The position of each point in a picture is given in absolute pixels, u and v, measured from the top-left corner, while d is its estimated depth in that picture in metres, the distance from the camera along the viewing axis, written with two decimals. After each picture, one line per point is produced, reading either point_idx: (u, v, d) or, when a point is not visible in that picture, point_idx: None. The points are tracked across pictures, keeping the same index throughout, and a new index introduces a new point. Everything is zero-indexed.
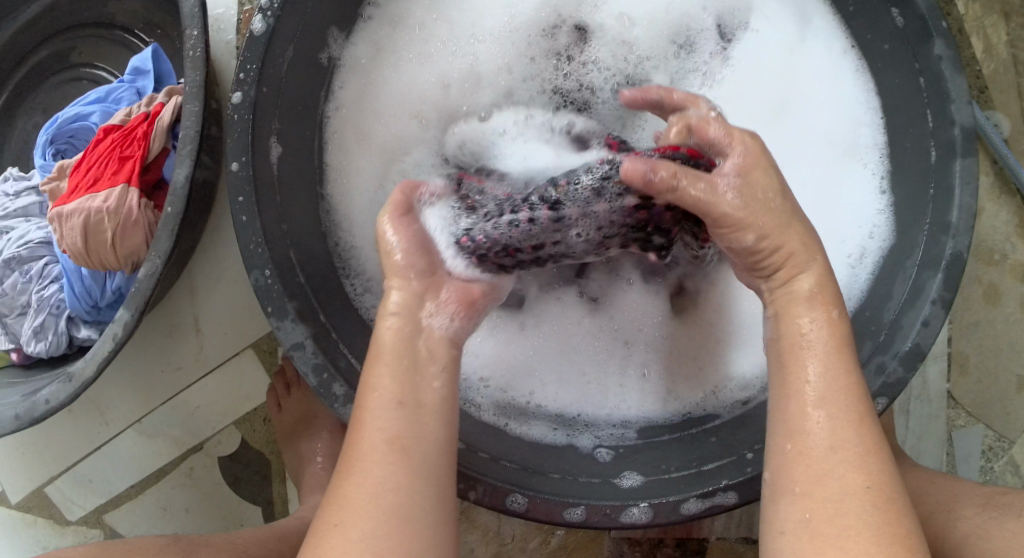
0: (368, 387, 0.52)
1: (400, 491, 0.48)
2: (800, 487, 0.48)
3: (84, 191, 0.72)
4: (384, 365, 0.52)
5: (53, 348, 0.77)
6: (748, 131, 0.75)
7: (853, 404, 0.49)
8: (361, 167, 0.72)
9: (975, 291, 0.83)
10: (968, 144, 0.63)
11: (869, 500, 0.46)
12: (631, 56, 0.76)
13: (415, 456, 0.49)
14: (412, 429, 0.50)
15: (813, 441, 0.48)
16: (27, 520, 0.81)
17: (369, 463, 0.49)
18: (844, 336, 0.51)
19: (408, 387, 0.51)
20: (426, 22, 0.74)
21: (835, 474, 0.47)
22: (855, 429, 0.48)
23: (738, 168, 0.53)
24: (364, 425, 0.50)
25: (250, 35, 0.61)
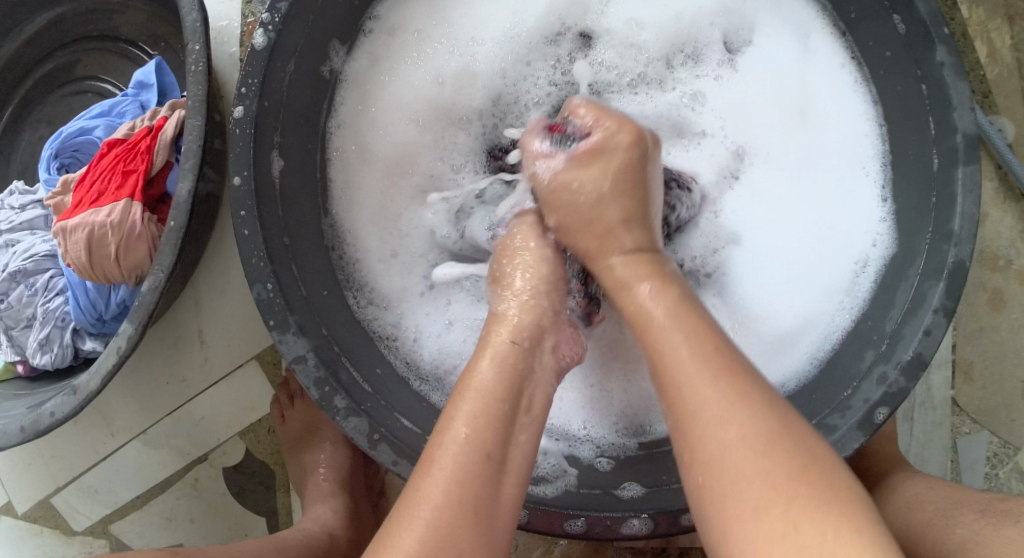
0: (450, 431, 0.49)
1: (462, 550, 0.44)
2: (687, 458, 0.47)
3: (88, 205, 0.73)
4: (472, 418, 0.49)
5: (58, 360, 0.78)
6: (756, 139, 0.74)
7: (707, 361, 0.48)
8: (365, 181, 0.72)
9: (980, 297, 0.83)
10: (972, 152, 0.62)
11: (750, 456, 0.44)
12: (643, 67, 0.76)
13: (485, 517, 0.46)
14: (491, 480, 0.47)
15: (682, 409, 0.47)
16: (34, 531, 0.82)
17: (437, 512, 0.45)
18: (681, 303, 0.52)
19: (500, 439, 0.49)
20: (425, 35, 0.74)
21: (711, 440, 0.45)
22: (719, 387, 0.46)
23: (573, 161, 0.58)
24: (437, 468, 0.47)
25: (251, 50, 0.61)
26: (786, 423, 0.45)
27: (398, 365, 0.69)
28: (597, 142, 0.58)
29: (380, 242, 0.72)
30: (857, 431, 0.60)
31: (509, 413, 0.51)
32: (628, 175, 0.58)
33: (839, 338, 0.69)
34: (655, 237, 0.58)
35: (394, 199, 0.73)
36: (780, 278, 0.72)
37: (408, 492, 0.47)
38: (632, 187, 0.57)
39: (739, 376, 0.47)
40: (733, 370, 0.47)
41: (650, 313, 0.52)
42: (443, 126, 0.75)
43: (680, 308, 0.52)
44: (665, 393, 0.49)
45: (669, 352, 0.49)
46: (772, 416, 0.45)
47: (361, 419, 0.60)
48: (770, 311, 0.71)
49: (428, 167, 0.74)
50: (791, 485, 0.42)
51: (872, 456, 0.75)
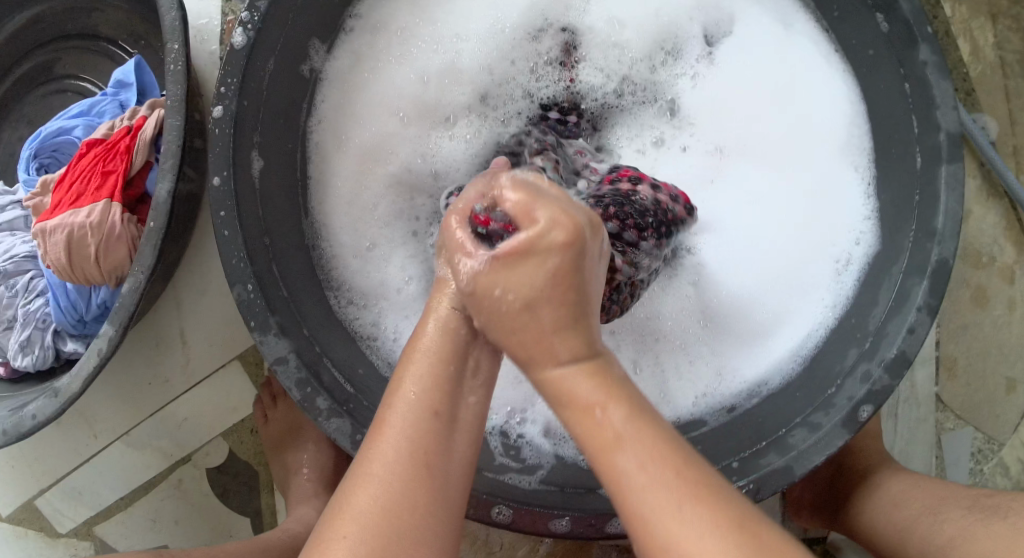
0: (400, 390, 0.47)
1: (416, 507, 0.44)
2: (648, 556, 0.43)
3: (67, 206, 0.72)
4: (419, 377, 0.47)
5: (40, 362, 0.77)
6: (737, 138, 0.75)
7: (652, 449, 0.43)
8: (347, 180, 0.72)
9: (964, 294, 0.83)
10: (955, 150, 0.62)
11: (711, 542, 0.41)
12: (624, 66, 0.77)
13: (437, 474, 0.45)
14: (443, 436, 0.46)
15: (629, 497, 0.43)
16: (18, 533, 0.81)
17: (391, 468, 0.45)
18: (637, 402, 0.44)
19: (450, 393, 0.47)
20: (408, 32, 0.73)
21: (662, 530, 0.42)
22: (664, 471, 0.43)
23: (496, 260, 0.44)
24: (389, 428, 0.46)
25: (230, 49, 0.60)
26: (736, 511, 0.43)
27: (380, 365, 0.68)
28: (523, 240, 0.43)
29: (360, 237, 0.71)
30: (842, 429, 0.60)
31: (456, 375, 0.47)
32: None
33: (822, 335, 0.69)
34: (599, 289, 0.53)
35: (374, 195, 0.73)
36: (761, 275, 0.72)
37: (362, 452, 0.46)
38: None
39: (681, 456, 0.44)
40: (672, 450, 0.43)
41: (599, 431, 0.43)
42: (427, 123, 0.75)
43: (636, 418, 0.44)
44: (626, 518, 0.43)
45: (609, 438, 0.43)
46: (722, 503, 0.43)
47: (343, 419, 0.60)
48: (746, 302, 0.72)
49: (410, 163, 0.74)
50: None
51: (856, 452, 0.76)
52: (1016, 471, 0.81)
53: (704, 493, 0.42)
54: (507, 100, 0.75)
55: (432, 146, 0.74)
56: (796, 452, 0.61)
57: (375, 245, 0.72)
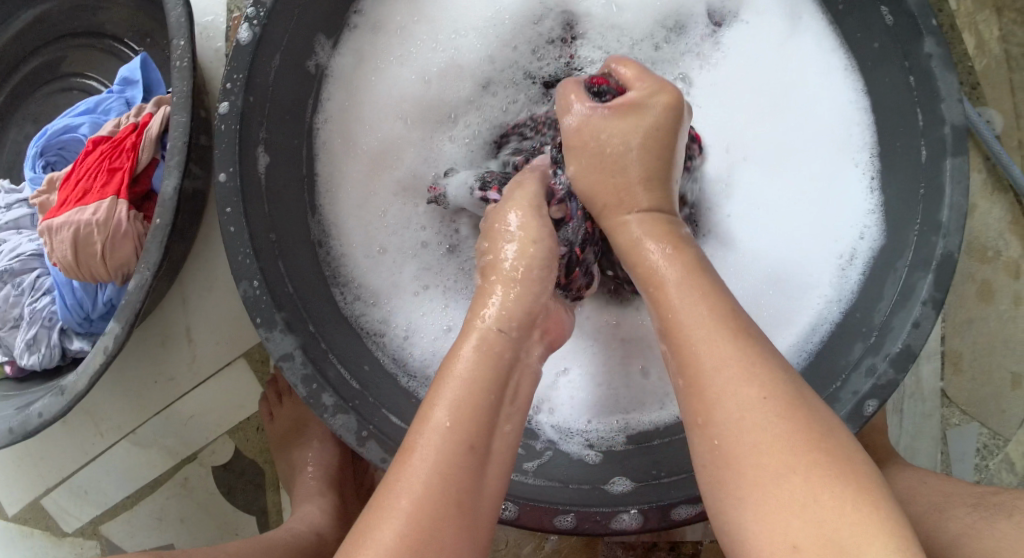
0: (431, 419, 0.48)
1: (444, 543, 0.44)
2: (699, 419, 0.46)
3: (73, 203, 0.72)
4: (453, 407, 0.48)
5: (46, 361, 0.77)
6: (739, 129, 0.75)
7: (724, 323, 0.47)
8: (352, 178, 0.72)
9: (969, 288, 0.83)
10: (960, 143, 0.62)
11: (765, 418, 0.44)
12: (626, 47, 0.76)
13: (466, 510, 0.46)
14: (475, 464, 0.47)
15: (704, 382, 0.46)
16: (24, 532, 0.82)
17: (417, 504, 0.45)
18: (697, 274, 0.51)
19: (485, 425, 0.48)
20: (409, 31, 0.73)
21: (720, 398, 0.45)
22: (734, 347, 0.46)
23: (610, 109, 0.55)
24: (418, 459, 0.46)
25: (236, 45, 0.61)
26: (801, 389, 0.46)
27: (386, 361, 0.68)
28: (633, 98, 0.55)
29: (368, 239, 0.71)
30: (848, 424, 0.60)
31: (491, 402, 0.49)
32: (656, 136, 0.55)
33: (827, 330, 0.68)
34: (671, 200, 0.56)
35: (380, 195, 0.73)
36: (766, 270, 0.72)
37: (390, 474, 0.47)
38: (664, 143, 0.55)
39: (750, 339, 0.47)
40: (748, 334, 0.47)
41: (673, 305, 0.50)
42: (427, 121, 0.75)
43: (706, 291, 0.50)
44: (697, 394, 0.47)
45: (681, 312, 0.49)
46: (788, 381, 0.46)
47: (349, 415, 0.60)
48: (757, 309, 0.71)
49: (413, 164, 0.74)
50: (803, 443, 0.43)
51: (862, 448, 0.75)
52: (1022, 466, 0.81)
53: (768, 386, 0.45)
54: (509, 84, 0.75)
55: (436, 143, 0.75)
56: None
57: (382, 248, 0.72)
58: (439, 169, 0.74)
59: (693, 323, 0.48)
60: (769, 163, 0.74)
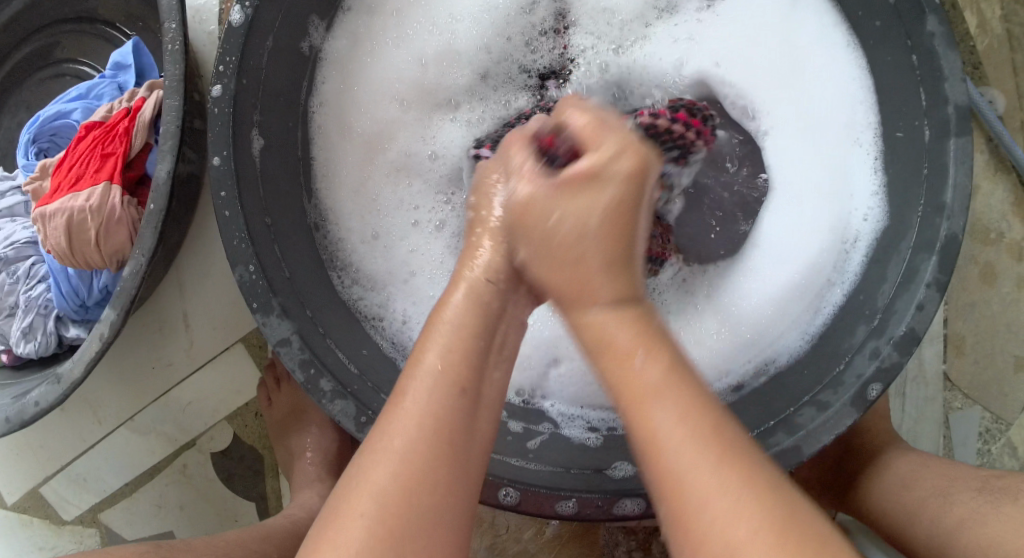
0: (423, 361, 0.46)
1: (435, 484, 0.42)
2: (682, 538, 0.40)
3: (67, 189, 0.72)
4: (445, 351, 0.46)
5: (43, 349, 0.77)
6: (742, 115, 0.74)
7: (693, 427, 0.41)
8: (348, 163, 0.71)
9: (972, 270, 0.82)
10: (964, 124, 0.61)
11: (747, 525, 0.38)
12: (617, 30, 0.75)
13: (462, 455, 0.44)
14: (464, 404, 0.45)
15: (668, 465, 0.41)
16: (24, 520, 0.81)
17: (411, 443, 0.43)
18: (670, 358, 0.43)
19: (478, 370, 0.46)
20: (403, 14, 0.72)
21: (703, 516, 0.39)
22: (704, 450, 0.40)
23: (558, 187, 0.47)
24: (410, 403, 0.44)
25: (227, 27, 0.60)
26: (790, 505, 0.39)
27: (385, 346, 0.68)
28: (589, 167, 0.47)
29: (365, 224, 0.71)
30: (851, 407, 0.59)
31: (482, 344, 0.47)
32: (612, 226, 0.47)
33: (829, 313, 0.68)
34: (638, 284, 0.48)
35: (376, 181, 0.72)
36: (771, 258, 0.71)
37: (379, 422, 0.45)
38: (623, 224, 0.47)
39: (721, 431, 0.41)
40: (714, 424, 0.41)
41: (635, 370, 0.43)
42: (423, 106, 0.74)
43: (671, 365, 0.43)
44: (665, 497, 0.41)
45: (656, 419, 0.41)
46: (770, 481, 0.40)
47: (347, 401, 0.59)
48: (765, 295, 0.71)
49: (409, 148, 0.73)
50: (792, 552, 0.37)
51: (865, 432, 0.75)
52: None
53: (752, 499, 0.39)
54: (505, 78, 0.75)
55: (434, 129, 0.74)
56: (804, 431, 0.60)
57: (379, 235, 0.71)
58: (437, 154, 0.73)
59: (663, 427, 0.42)
60: (772, 145, 0.73)
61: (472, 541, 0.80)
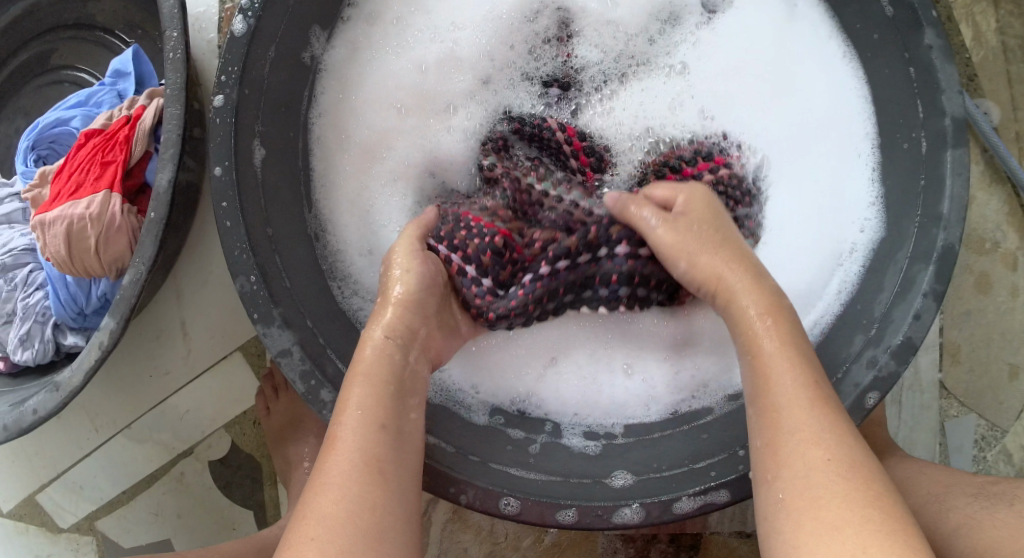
0: (347, 402, 0.51)
1: (378, 506, 0.47)
2: (770, 476, 0.49)
3: (66, 197, 0.71)
4: (362, 386, 0.52)
5: (40, 356, 0.76)
6: (738, 130, 0.74)
7: (808, 390, 0.51)
8: (349, 171, 0.72)
9: (967, 280, 0.83)
10: (960, 135, 0.62)
11: (832, 472, 0.47)
12: (620, 43, 0.75)
13: (392, 478, 0.49)
14: (388, 437, 0.50)
15: (780, 428, 0.50)
16: (19, 528, 0.82)
17: (350, 473, 0.48)
18: (790, 335, 0.54)
19: (394, 403, 0.52)
20: (404, 22, 0.73)
21: (796, 455, 0.48)
22: (814, 415, 0.49)
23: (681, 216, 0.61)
24: (342, 442, 0.49)
25: (230, 36, 0.60)
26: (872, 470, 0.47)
27: None
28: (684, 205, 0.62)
29: (364, 231, 0.71)
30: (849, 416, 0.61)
31: (389, 384, 0.53)
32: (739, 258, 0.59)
33: (829, 322, 0.68)
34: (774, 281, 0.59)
35: (376, 192, 0.72)
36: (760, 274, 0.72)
37: (320, 456, 0.49)
38: (729, 238, 0.61)
39: (831, 408, 0.50)
40: (825, 397, 0.50)
41: (759, 341, 0.54)
42: (423, 115, 0.73)
43: (790, 340, 0.54)
44: (766, 448, 0.50)
45: (773, 378, 0.52)
46: (857, 450, 0.48)
47: None
48: None
49: (409, 157, 0.73)
50: (862, 502, 0.45)
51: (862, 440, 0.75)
52: (1019, 457, 0.81)
53: (843, 458, 0.47)
54: (507, 84, 0.74)
55: (434, 137, 0.73)
56: None
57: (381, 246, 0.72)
58: (437, 175, 0.74)
59: (792, 388, 0.51)
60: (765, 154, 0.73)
61: (470, 548, 0.80)
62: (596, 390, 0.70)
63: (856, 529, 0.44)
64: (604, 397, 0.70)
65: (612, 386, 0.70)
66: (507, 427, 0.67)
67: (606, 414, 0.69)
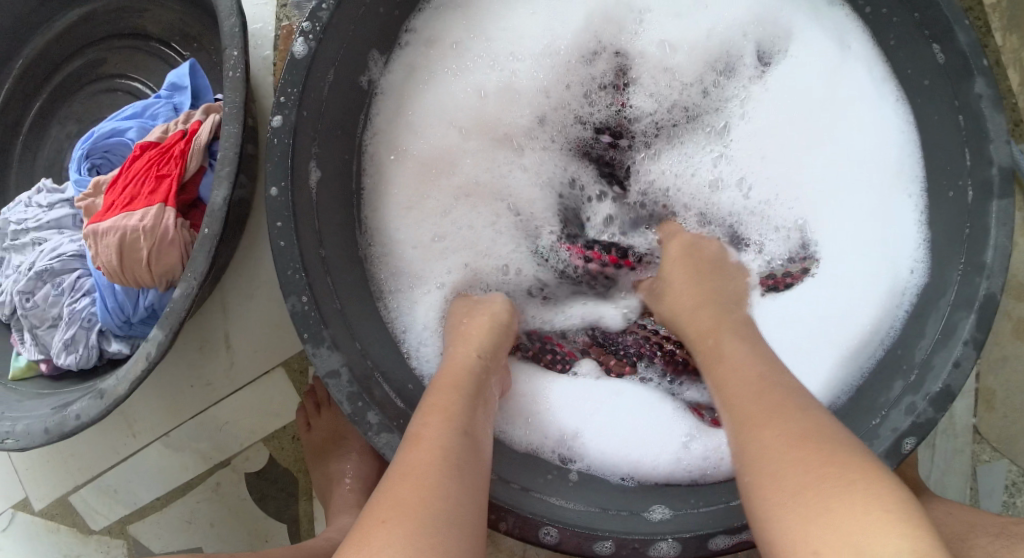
0: (430, 408, 0.55)
1: (450, 496, 0.48)
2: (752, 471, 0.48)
3: (120, 209, 0.72)
4: (444, 393, 0.56)
5: (83, 361, 0.78)
6: (783, 177, 0.74)
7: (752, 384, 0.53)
8: (405, 199, 0.72)
9: (1004, 326, 0.83)
10: (1006, 185, 0.62)
11: (782, 440, 0.47)
12: (676, 91, 0.76)
13: (470, 474, 0.51)
14: (468, 441, 0.53)
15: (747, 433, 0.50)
16: (51, 528, 0.83)
17: (427, 464, 0.49)
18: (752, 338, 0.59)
19: (469, 411, 0.56)
20: (462, 47, 0.73)
21: (762, 436, 0.48)
22: (761, 401, 0.51)
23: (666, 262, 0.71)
24: (426, 439, 0.51)
25: (291, 58, 0.61)
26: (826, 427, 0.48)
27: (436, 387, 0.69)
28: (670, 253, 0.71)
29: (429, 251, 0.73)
30: (885, 461, 0.61)
31: (470, 393, 0.57)
32: (695, 285, 0.66)
33: (870, 365, 0.69)
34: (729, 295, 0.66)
35: (440, 220, 0.73)
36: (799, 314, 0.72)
37: (399, 455, 0.51)
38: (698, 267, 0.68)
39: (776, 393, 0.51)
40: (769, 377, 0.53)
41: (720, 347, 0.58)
42: (483, 149, 0.75)
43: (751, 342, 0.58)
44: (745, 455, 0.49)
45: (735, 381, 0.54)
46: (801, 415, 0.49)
47: (394, 434, 0.60)
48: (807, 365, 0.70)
49: (471, 182, 0.74)
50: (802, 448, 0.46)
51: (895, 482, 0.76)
52: None
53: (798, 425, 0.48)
54: (561, 124, 0.76)
55: (495, 172, 0.75)
56: None
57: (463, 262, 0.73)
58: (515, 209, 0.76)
59: (740, 382, 0.54)
60: (818, 197, 0.73)
61: None
62: (646, 446, 0.68)
63: (830, 489, 0.43)
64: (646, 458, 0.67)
65: (662, 444, 0.68)
66: (538, 448, 0.68)
67: (648, 469, 0.67)
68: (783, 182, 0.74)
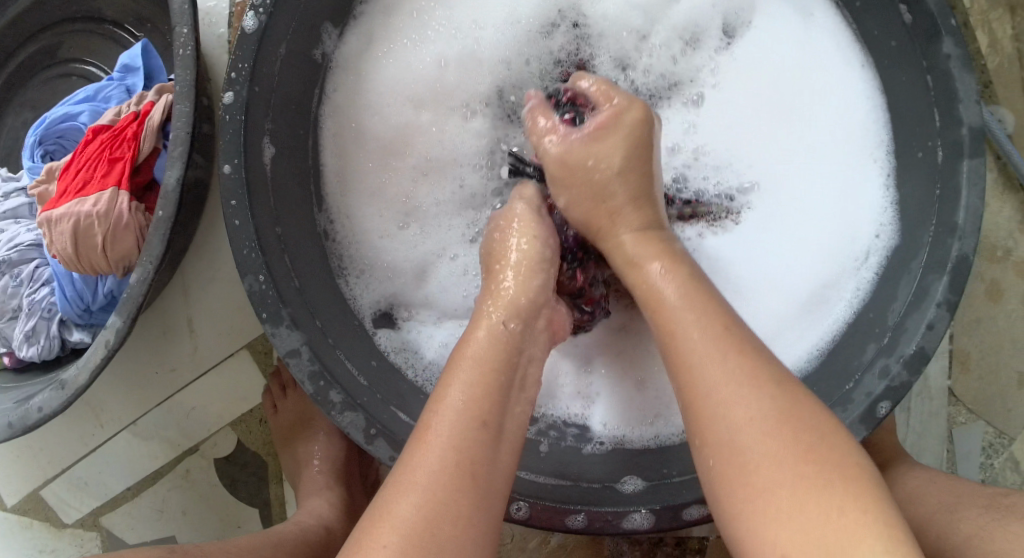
0: (446, 399, 0.52)
1: (459, 515, 0.47)
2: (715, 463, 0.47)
3: (73, 194, 0.71)
4: (466, 384, 0.53)
5: (45, 352, 0.76)
6: (742, 146, 0.72)
7: (708, 344, 0.50)
8: (365, 172, 0.71)
9: (978, 288, 0.83)
10: (977, 144, 0.61)
11: (751, 425, 0.46)
12: (645, 56, 0.73)
13: (481, 483, 0.49)
14: (485, 436, 0.51)
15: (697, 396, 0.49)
16: (22, 524, 0.81)
17: (433, 476, 0.48)
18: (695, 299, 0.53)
19: (494, 403, 0.53)
20: (421, 13, 0.71)
21: (721, 420, 0.47)
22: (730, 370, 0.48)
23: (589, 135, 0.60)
24: (434, 439, 0.50)
25: (240, 33, 0.59)
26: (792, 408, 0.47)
27: (397, 361, 0.68)
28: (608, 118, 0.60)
29: (389, 219, 0.71)
30: (860, 425, 0.60)
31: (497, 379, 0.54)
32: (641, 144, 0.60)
33: (838, 330, 0.68)
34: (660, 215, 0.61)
35: (399, 185, 0.71)
36: (736, 272, 0.71)
37: (408, 452, 0.50)
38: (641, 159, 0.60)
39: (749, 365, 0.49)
40: (762, 375, 0.48)
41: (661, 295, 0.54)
42: (440, 116, 0.72)
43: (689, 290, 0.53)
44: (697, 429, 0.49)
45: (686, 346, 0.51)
46: (778, 394, 0.47)
47: (357, 413, 0.59)
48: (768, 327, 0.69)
49: (430, 152, 0.72)
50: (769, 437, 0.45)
51: (872, 447, 0.75)
52: None
53: (779, 426, 0.46)
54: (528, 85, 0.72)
55: (447, 139, 0.72)
56: None
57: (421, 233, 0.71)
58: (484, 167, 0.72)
59: (687, 349, 0.50)
60: (772, 163, 0.72)
61: None
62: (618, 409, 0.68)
63: (788, 481, 0.44)
64: (649, 410, 0.67)
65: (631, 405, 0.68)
66: None
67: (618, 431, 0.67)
68: (737, 147, 0.72)
